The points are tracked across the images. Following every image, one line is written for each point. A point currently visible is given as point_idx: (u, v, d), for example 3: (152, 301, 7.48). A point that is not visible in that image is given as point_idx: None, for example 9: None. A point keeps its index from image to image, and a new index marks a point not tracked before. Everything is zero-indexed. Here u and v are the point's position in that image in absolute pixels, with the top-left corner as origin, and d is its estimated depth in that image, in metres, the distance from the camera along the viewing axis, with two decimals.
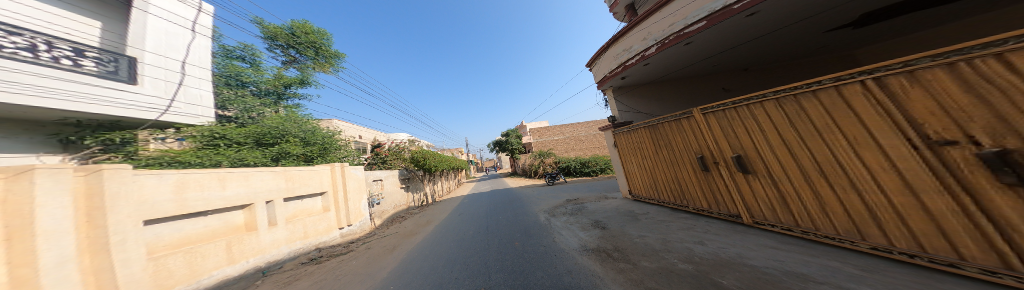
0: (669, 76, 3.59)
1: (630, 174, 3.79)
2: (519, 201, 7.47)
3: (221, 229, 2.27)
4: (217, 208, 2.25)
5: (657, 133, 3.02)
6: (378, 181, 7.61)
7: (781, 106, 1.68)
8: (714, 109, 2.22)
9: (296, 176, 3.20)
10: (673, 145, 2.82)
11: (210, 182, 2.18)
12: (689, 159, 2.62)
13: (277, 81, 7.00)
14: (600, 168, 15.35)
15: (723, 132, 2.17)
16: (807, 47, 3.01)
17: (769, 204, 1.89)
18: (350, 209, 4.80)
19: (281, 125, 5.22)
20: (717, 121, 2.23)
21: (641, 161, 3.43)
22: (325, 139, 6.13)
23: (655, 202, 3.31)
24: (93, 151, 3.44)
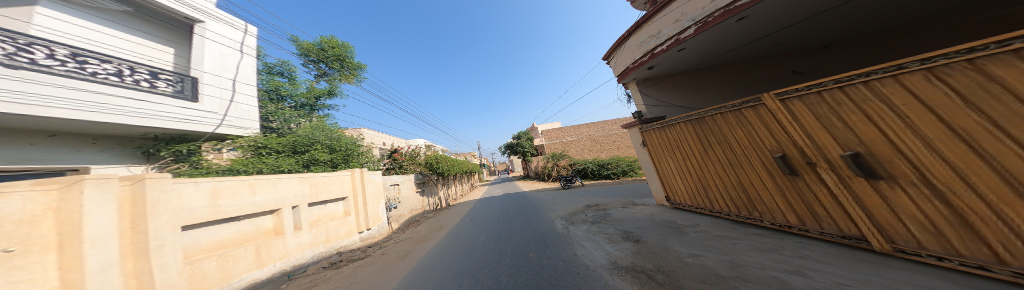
0: (706, 64, 3.22)
1: (666, 177, 3.27)
2: (533, 206, 7.18)
3: (252, 233, 2.36)
4: (248, 213, 2.35)
5: (709, 128, 2.46)
6: (395, 186, 7.87)
7: (938, 78, 0.99)
8: (801, 94, 1.59)
9: (320, 182, 3.33)
10: (735, 142, 2.20)
11: (242, 189, 2.29)
12: (764, 160, 1.97)
13: (310, 94, 7.71)
14: (619, 170, 14.39)
15: (819, 123, 1.52)
16: (895, 19, 2.43)
17: (922, 232, 1.13)
18: (368, 213, 4.96)
19: (312, 133, 5.64)
20: (809, 108, 1.57)
21: (684, 163, 2.86)
22: (350, 146, 6.53)
23: (709, 212, 2.68)
24: (166, 161, 3.94)
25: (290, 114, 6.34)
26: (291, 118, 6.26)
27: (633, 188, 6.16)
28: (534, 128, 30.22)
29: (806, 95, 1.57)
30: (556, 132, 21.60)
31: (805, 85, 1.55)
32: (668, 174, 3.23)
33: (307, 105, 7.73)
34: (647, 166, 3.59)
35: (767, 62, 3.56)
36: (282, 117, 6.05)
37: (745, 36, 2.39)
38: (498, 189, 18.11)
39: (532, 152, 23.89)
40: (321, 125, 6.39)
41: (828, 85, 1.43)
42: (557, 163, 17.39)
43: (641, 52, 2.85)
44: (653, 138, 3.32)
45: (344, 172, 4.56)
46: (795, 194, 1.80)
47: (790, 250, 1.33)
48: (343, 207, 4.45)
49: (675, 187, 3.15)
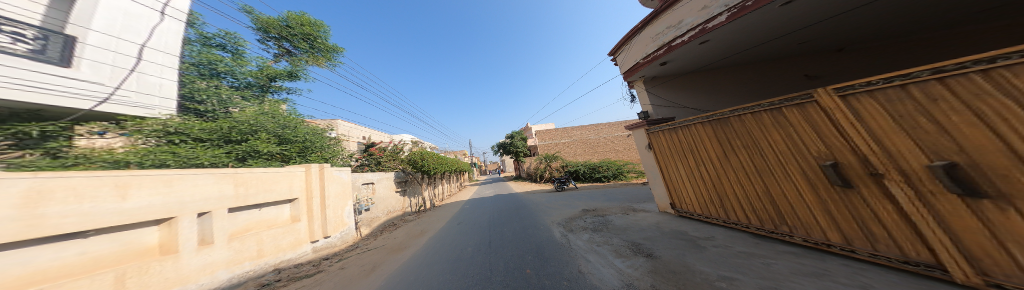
0: (714, 65, 3.58)
1: (673, 183, 3.09)
2: (526, 211, 6.86)
3: (116, 254, 1.83)
4: (113, 227, 1.81)
5: (739, 130, 2.10)
6: (368, 185, 6.91)
7: None
8: (870, 87, 1.18)
9: (250, 182, 2.89)
10: (771, 147, 1.83)
11: (104, 193, 1.73)
12: (807, 169, 1.59)
13: (262, 73, 6.17)
14: (610, 173, 14.81)
15: (894, 124, 1.10)
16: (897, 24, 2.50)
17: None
18: (329, 218, 4.10)
19: (256, 119, 4.57)
20: (879, 105, 1.16)
21: (703, 168, 2.54)
22: (307, 137, 5.56)
23: (724, 223, 2.40)
24: None
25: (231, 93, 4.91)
26: (229, 99, 4.80)
27: (627, 194, 6.08)
28: (526, 128, 30.31)
29: (880, 89, 1.14)
30: (549, 134, 21.88)
31: (881, 77, 1.12)
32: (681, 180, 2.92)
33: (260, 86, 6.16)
34: (656, 171, 3.37)
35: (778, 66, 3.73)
36: (216, 99, 4.57)
37: (765, 29, 2.53)
38: (488, 190, 17.66)
39: (524, 152, 23.92)
40: (271, 111, 5.30)
41: (921, 76, 1.00)
42: (550, 165, 17.66)
43: (656, 44, 3.17)
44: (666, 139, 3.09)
45: (296, 170, 3.68)
46: (841, 213, 1.43)
47: (842, 277, 1.07)
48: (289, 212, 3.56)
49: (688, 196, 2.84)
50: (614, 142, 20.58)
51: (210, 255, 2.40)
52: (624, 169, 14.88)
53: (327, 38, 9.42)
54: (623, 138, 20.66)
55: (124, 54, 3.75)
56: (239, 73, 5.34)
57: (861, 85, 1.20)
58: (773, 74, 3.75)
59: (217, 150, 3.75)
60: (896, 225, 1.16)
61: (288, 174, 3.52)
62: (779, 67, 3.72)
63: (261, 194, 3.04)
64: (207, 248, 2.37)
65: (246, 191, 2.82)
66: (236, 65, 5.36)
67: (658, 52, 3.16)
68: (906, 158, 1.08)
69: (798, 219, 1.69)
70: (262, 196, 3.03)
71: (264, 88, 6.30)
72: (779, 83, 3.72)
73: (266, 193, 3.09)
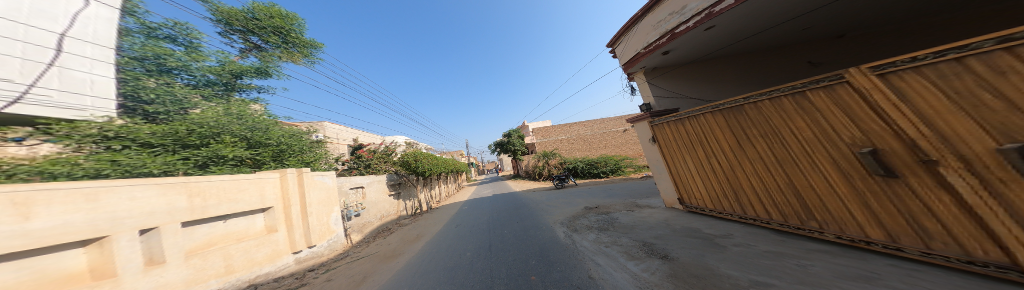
0: (715, 54, 3.59)
1: (681, 177, 3.18)
2: (528, 210, 6.75)
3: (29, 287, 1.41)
4: (15, 252, 1.38)
5: (761, 120, 2.08)
6: (357, 189, 6.49)
7: None
8: (914, 64, 1.13)
9: (206, 191, 2.45)
10: (800, 137, 1.80)
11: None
12: (843, 159, 1.54)
13: (224, 69, 5.48)
14: (607, 169, 15.02)
15: (943, 103, 1.05)
16: (899, 6, 2.46)
17: None
18: (313, 226, 3.72)
19: (218, 121, 4.08)
20: (926, 84, 1.10)
21: (721, 160, 2.54)
22: (283, 140, 5.05)
23: (743, 217, 2.42)
24: None
25: (187, 91, 4.44)
26: (184, 99, 4.29)
27: (628, 189, 6.04)
28: (522, 126, 30.25)
29: (929, 64, 1.08)
30: (545, 131, 21.95)
31: (931, 51, 1.06)
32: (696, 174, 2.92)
33: (225, 84, 5.50)
34: (667, 166, 3.36)
35: (775, 55, 3.79)
36: (170, 98, 4.07)
37: (771, 15, 2.50)
38: (486, 189, 17.53)
39: (521, 150, 23.89)
40: (240, 112, 4.77)
41: (980, 48, 0.92)
42: (547, 162, 17.79)
43: (657, 33, 3.12)
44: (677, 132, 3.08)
45: (270, 176, 3.25)
46: (883, 205, 1.38)
47: (897, 282, 0.95)
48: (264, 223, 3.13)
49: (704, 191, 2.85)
50: (609, 138, 20.85)
51: (163, 276, 1.97)
52: (622, 164, 15.09)
53: (302, 32, 8.68)
54: (617, 133, 20.96)
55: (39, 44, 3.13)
56: (193, 68, 4.76)
57: (906, 62, 1.15)
58: (772, 63, 3.80)
59: (171, 155, 3.26)
60: (954, 218, 1.10)
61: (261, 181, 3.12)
62: (777, 57, 3.76)
63: (226, 203, 2.62)
64: (157, 268, 1.95)
65: (204, 202, 2.41)
66: (190, 60, 4.78)
67: (659, 41, 3.11)
68: (961, 141, 1.01)
69: (828, 213, 1.69)
70: (227, 205, 2.61)
71: (229, 86, 5.61)
72: (780, 71, 3.76)
73: (231, 203, 2.67)
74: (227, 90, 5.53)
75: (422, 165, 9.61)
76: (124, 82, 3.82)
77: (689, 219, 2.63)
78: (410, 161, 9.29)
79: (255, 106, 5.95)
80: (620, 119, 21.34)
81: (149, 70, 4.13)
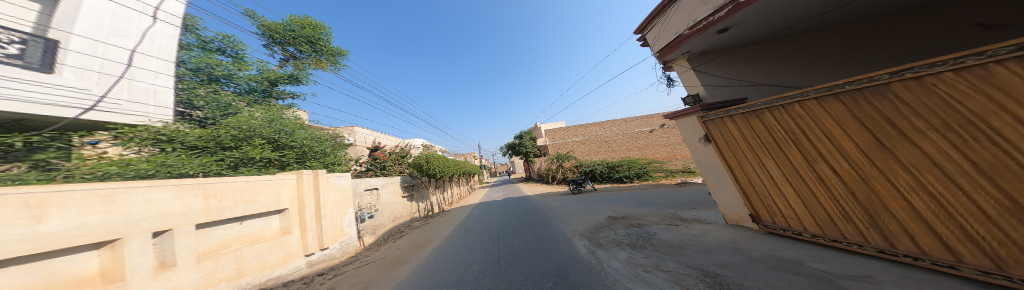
0: (787, 29, 2.86)
1: (740, 182, 2.48)
2: (541, 217, 6.28)
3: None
4: (22, 258, 1.34)
5: (862, 106, 1.42)
6: (371, 191, 6.62)
7: None
8: None
9: (222, 194, 2.48)
10: (922, 130, 1.18)
11: (12, 215, 1.30)
12: (992, 166, 0.95)
13: (262, 77, 5.95)
14: (630, 173, 13.85)
15: None
16: None
17: None
18: (326, 228, 3.77)
19: (251, 125, 4.28)
20: None
21: (799, 160, 1.88)
22: (307, 142, 5.28)
23: (825, 237, 1.77)
24: (25, 147, 2.37)
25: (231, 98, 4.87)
26: (229, 105, 4.75)
27: (656, 199, 5.30)
28: (537, 127, 29.62)
29: None
30: (561, 132, 21.15)
31: None
32: (744, 182, 2.44)
33: (262, 90, 6.03)
34: (710, 171, 2.86)
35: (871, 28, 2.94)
36: (214, 104, 4.47)
37: None
38: (499, 192, 17.31)
39: (535, 152, 23.37)
40: (275, 118, 5.08)
41: None
42: (562, 165, 17.04)
43: (711, 6, 2.46)
44: (716, 132, 2.65)
45: (286, 177, 3.34)
46: None
47: None
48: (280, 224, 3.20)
49: (755, 202, 2.35)
50: (631, 139, 19.37)
51: (172, 280, 1.95)
52: (647, 168, 13.86)
53: (329, 40, 9.28)
54: (641, 134, 19.37)
55: (114, 60, 3.49)
56: (235, 77, 5.23)
57: None
58: (870, 39, 2.93)
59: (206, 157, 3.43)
60: None
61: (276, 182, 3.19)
62: (875, 31, 2.90)
63: (241, 204, 2.67)
64: (168, 272, 1.93)
65: (220, 204, 2.45)
66: (233, 69, 5.26)
67: (715, 16, 2.44)
68: None
69: (962, 240, 1.11)
70: (242, 207, 2.67)
71: (265, 92, 6.16)
72: (886, 47, 2.85)
73: (246, 204, 2.72)
74: (264, 95, 6.09)
75: (433, 167, 9.60)
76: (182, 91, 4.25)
77: (771, 243, 1.96)
78: (421, 163, 9.32)
79: (288, 111, 6.42)
80: (644, 118, 19.68)
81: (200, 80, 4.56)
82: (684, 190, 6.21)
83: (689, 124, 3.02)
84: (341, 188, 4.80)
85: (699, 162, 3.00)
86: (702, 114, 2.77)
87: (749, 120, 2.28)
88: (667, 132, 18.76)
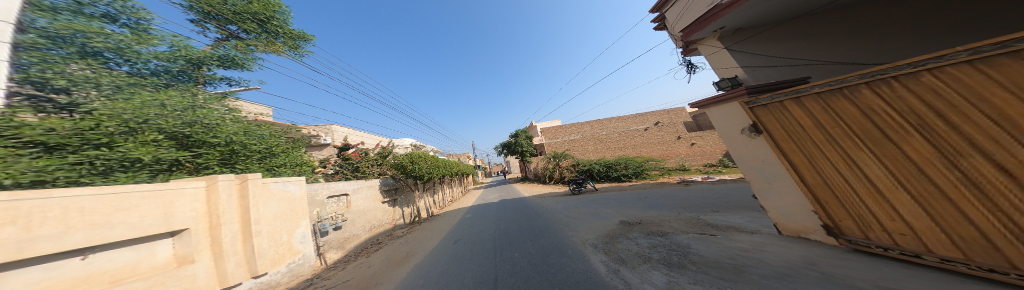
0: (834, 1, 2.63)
1: (823, 184, 1.93)
2: (546, 227, 5.63)
3: None
4: None
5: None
6: (338, 198, 5.54)
7: None
8: None
9: (42, 219, 1.62)
10: None
11: None
12: None
13: (176, 56, 4.54)
14: (629, 172, 13.97)
15: None
16: None
17: None
18: (263, 249, 3.06)
19: (140, 113, 2.95)
20: None
21: (926, 153, 1.32)
22: (236, 137, 4.08)
23: (963, 264, 1.22)
24: None
25: (127, 83, 3.18)
26: (122, 87, 3.10)
27: (670, 205, 4.84)
28: (531, 126, 29.26)
29: None
30: (556, 131, 20.98)
31: None
32: (818, 182, 1.97)
33: (179, 73, 4.56)
34: (761, 170, 2.45)
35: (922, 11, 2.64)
36: (97, 88, 2.83)
37: None
38: (493, 193, 16.58)
39: (531, 151, 23.06)
40: (193, 107, 3.74)
41: None
42: (559, 164, 16.98)
43: None
44: (770, 121, 2.25)
45: (188, 186, 2.54)
46: None
47: None
48: (173, 252, 2.36)
49: (835, 210, 1.87)
50: (625, 138, 19.57)
51: None
52: (644, 167, 14.07)
53: (288, 20, 7.73)
54: (634, 132, 19.60)
55: None
56: (138, 54, 3.80)
57: None
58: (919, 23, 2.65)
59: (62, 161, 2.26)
60: None
61: (178, 194, 2.44)
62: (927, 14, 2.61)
63: (84, 228, 1.82)
64: None
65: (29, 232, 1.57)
66: (135, 44, 3.88)
67: None
68: None
69: None
70: (85, 233, 1.82)
71: (187, 77, 4.73)
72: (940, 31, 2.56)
73: (95, 229, 1.87)
74: (183, 78, 4.63)
75: (418, 168, 8.54)
76: (29, 67, 2.47)
77: (874, 269, 1.43)
78: (404, 163, 8.23)
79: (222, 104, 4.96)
80: (639, 117, 19.96)
81: (71, 53, 2.81)
82: (694, 192, 5.84)
83: (732, 110, 2.58)
84: (289, 196, 3.74)
85: (743, 159, 2.62)
86: (747, 99, 2.37)
87: (830, 102, 1.78)
88: (660, 130, 19.05)
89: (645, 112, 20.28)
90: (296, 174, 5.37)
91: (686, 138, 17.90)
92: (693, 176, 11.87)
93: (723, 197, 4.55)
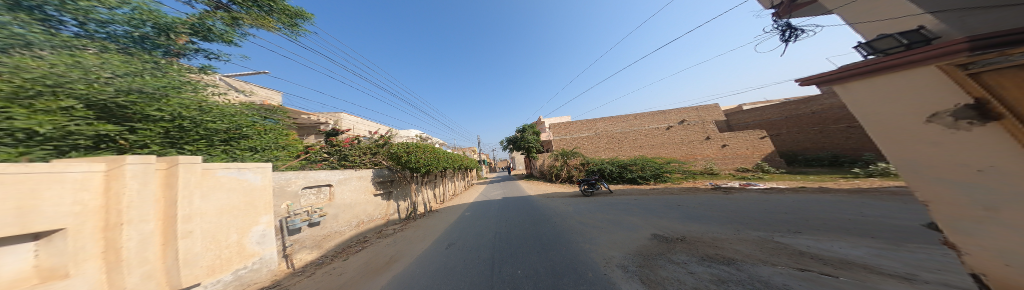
0: None
1: None
2: (555, 236, 4.77)
3: None
4: None
5: None
6: (320, 188, 4.91)
7: None
8: None
9: None
10: None
11: None
12: None
13: None
14: (646, 174, 12.95)
15: None
16: None
17: None
18: (200, 252, 2.44)
19: (60, 76, 2.04)
20: None
21: None
22: (190, 111, 3.21)
23: None
24: None
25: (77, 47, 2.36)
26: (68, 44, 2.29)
27: (712, 221, 3.86)
28: (540, 121, 28.22)
29: None
30: (566, 127, 19.91)
31: None
32: None
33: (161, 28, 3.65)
34: (969, 187, 1.43)
35: None
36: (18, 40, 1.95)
37: None
38: (496, 190, 15.89)
39: (538, 148, 22.21)
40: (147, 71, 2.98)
41: None
42: (568, 162, 16.10)
43: None
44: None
45: (72, 170, 1.69)
46: None
47: None
48: (32, 263, 1.51)
49: None
50: (641, 137, 18.32)
51: None
52: (662, 169, 13.00)
53: None
54: (651, 131, 18.31)
55: None
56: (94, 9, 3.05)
57: None
58: None
59: None
60: None
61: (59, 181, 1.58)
62: None
63: None
64: None
65: None
66: None
67: None
68: None
69: None
70: None
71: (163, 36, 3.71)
72: None
73: None
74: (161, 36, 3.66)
75: (415, 159, 7.78)
76: None
77: None
78: (400, 153, 7.50)
79: (199, 75, 4.18)
80: (660, 114, 18.68)
81: None
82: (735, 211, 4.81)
83: (911, 78, 1.62)
84: (241, 186, 3.04)
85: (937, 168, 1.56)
86: (963, 59, 1.36)
87: None
88: (683, 130, 17.64)
89: (666, 110, 18.84)
90: (264, 160, 4.47)
91: (711, 140, 16.42)
92: (720, 183, 10.67)
93: (784, 219, 3.55)
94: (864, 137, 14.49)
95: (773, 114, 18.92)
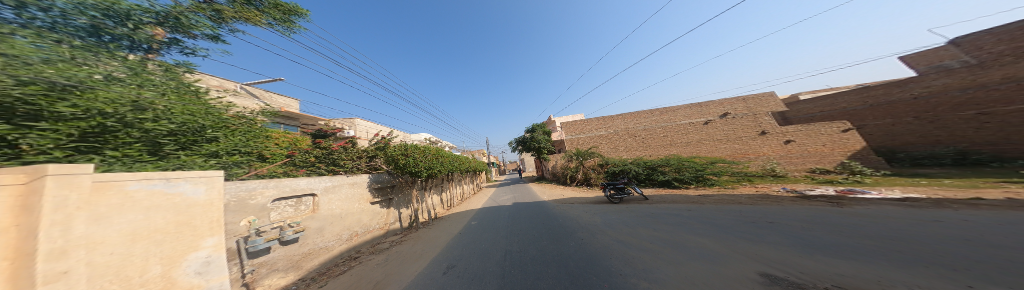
0: None
1: None
2: (588, 264, 3.35)
3: None
4: None
5: None
6: (296, 199, 4.18)
7: None
8: None
9: None
10: None
11: None
12: None
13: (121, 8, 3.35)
14: (682, 176, 10.85)
15: None
16: None
17: None
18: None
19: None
20: None
21: None
22: (118, 107, 2.37)
23: None
24: None
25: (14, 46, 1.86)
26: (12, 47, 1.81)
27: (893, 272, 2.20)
28: (552, 120, 26.84)
29: None
30: (579, 125, 18.31)
31: None
32: None
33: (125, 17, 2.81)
34: None
35: None
36: None
37: None
38: (506, 194, 14.82)
39: (548, 147, 20.84)
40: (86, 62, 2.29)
41: None
42: (582, 163, 14.41)
43: None
44: None
45: None
46: None
47: None
48: None
49: None
50: (670, 134, 16.06)
51: None
52: (699, 166, 10.87)
53: None
54: (685, 127, 16.00)
55: None
56: None
57: None
58: None
59: None
60: None
61: None
62: None
63: None
64: None
65: None
66: None
67: None
68: None
69: None
70: None
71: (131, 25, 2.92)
72: None
73: None
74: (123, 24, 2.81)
75: (414, 162, 6.97)
76: None
77: None
78: (397, 156, 6.76)
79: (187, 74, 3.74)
80: (695, 108, 16.37)
81: None
82: (886, 248, 3.00)
83: None
84: (173, 202, 2.19)
85: None
86: None
87: None
88: (729, 124, 15.18)
89: (702, 102, 16.25)
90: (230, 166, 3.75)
91: (769, 134, 13.82)
92: (790, 188, 8.31)
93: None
94: (1005, 127, 10.61)
95: (848, 103, 15.75)
